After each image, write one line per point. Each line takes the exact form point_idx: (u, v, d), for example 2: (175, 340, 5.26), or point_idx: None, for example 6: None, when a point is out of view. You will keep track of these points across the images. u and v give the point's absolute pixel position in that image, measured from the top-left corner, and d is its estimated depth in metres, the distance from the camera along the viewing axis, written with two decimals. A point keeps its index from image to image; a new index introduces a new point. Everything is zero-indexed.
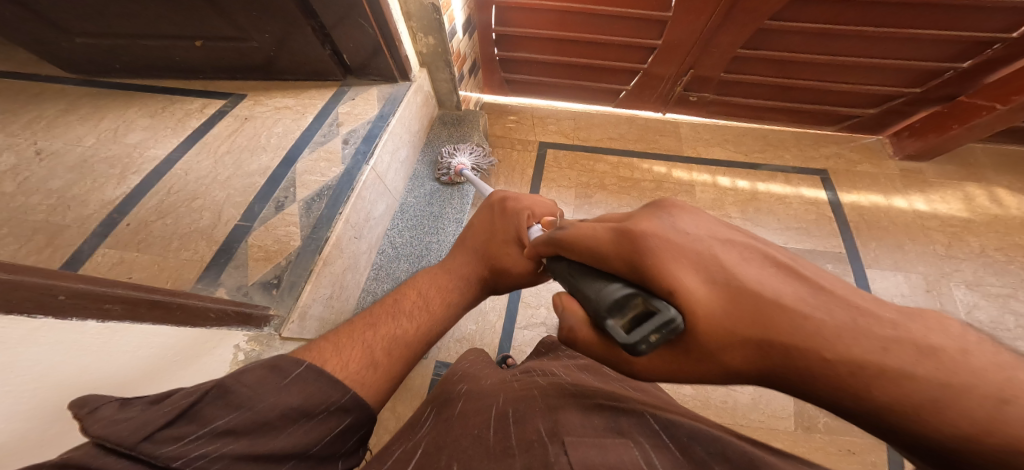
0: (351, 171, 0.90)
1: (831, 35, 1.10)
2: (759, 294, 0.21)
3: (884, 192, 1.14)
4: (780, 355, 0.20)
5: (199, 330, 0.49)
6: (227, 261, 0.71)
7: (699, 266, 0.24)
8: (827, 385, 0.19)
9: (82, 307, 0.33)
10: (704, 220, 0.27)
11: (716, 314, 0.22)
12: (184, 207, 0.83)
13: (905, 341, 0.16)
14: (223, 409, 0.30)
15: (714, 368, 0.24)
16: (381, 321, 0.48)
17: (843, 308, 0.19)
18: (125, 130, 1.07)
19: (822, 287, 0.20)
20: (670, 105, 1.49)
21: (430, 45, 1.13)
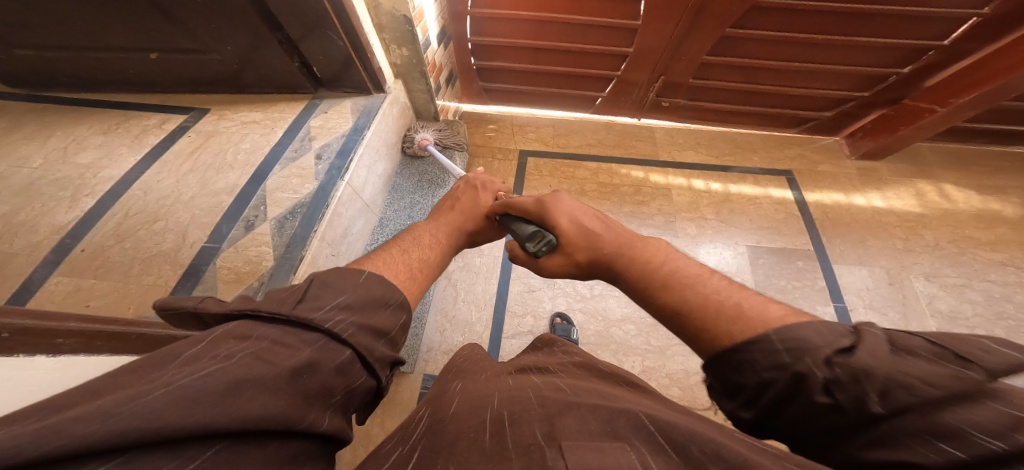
0: (326, 186, 0.88)
1: (785, 43, 1.18)
2: (587, 224, 0.45)
3: (845, 191, 1.21)
4: (592, 251, 0.43)
5: None
6: (194, 286, 0.68)
7: (570, 214, 0.47)
8: (609, 262, 0.41)
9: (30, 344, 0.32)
10: (575, 199, 0.50)
11: (571, 233, 0.45)
12: (144, 230, 0.78)
13: (625, 241, 0.42)
14: (332, 292, 0.31)
15: (574, 267, 0.46)
16: (412, 248, 0.48)
17: (614, 234, 0.43)
18: (77, 149, 1.01)
19: (612, 225, 0.45)
20: (645, 111, 1.54)
21: (404, 56, 1.13)
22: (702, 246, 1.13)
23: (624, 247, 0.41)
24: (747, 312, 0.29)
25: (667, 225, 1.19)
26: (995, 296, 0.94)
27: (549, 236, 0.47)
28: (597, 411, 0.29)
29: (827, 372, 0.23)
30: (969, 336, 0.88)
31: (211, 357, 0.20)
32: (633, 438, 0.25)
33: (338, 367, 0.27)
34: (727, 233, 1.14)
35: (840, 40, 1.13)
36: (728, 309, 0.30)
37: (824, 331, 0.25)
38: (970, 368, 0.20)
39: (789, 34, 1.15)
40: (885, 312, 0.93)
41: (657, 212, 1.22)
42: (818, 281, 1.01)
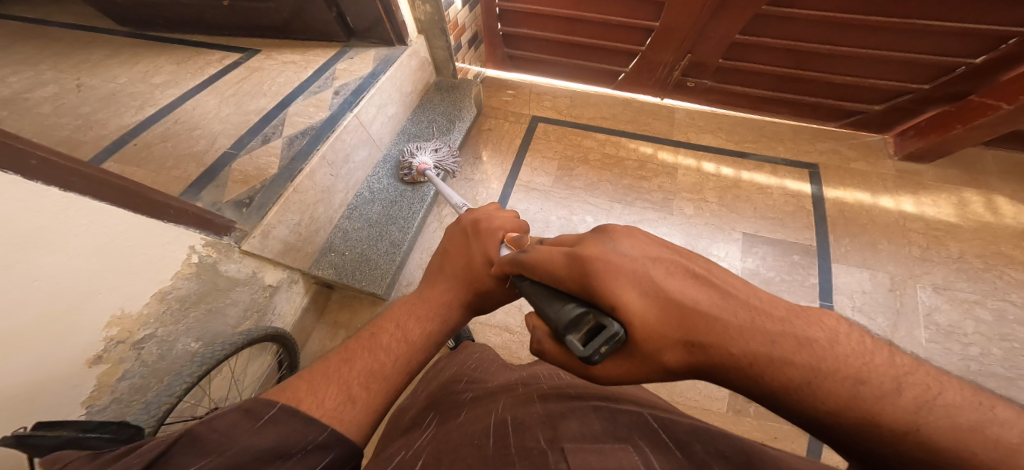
0: (335, 115, 0.96)
1: (832, 26, 1.10)
2: (686, 303, 0.24)
3: (872, 191, 1.10)
4: (720, 359, 0.22)
5: (158, 221, 0.55)
6: (209, 180, 0.80)
7: (637, 282, 0.27)
8: (777, 385, 0.20)
9: (50, 174, 0.42)
10: (638, 240, 0.31)
11: (649, 317, 0.25)
12: (185, 135, 0.92)
13: (797, 337, 0.20)
14: (197, 456, 0.28)
15: (656, 369, 0.26)
16: (357, 355, 0.39)
17: (738, 306, 0.23)
18: (152, 73, 1.18)
19: (739, 298, 0.23)
20: (668, 91, 1.48)
21: (427, 13, 1.17)
22: (696, 227, 1.09)
23: (812, 356, 0.19)
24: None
25: (664, 202, 1.16)
26: (1009, 318, 0.86)
27: (611, 324, 0.26)
28: (596, 424, 0.33)
29: None
30: (959, 352, 0.82)
31: None
32: (636, 447, 0.28)
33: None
34: (726, 218, 1.09)
35: (895, 25, 1.04)
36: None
37: None
38: None
39: (834, 15, 1.06)
40: (873, 316, 0.88)
41: (657, 188, 1.19)
42: (810, 278, 0.96)
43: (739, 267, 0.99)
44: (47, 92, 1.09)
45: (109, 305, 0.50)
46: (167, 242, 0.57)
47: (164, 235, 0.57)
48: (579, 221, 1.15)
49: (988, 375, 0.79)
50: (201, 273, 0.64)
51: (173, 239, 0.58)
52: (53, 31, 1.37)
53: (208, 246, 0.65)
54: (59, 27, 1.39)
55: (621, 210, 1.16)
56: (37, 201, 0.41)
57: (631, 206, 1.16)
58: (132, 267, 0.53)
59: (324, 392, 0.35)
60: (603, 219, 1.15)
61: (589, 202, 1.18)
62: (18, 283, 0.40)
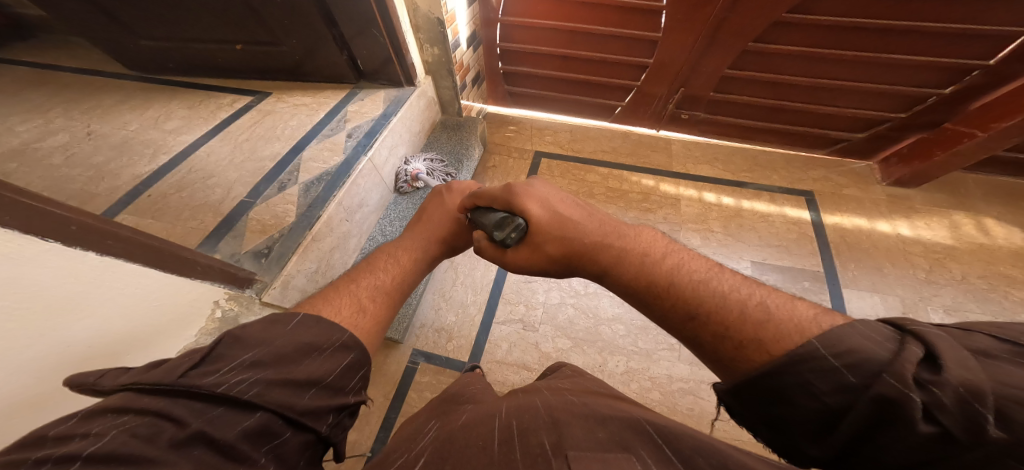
0: (350, 160, 0.98)
1: (812, 59, 1.18)
2: (570, 217, 0.43)
3: (869, 216, 1.15)
4: (574, 245, 0.42)
5: (187, 279, 0.55)
6: (227, 231, 0.80)
7: (545, 204, 0.45)
8: (608, 259, 0.40)
9: (84, 240, 0.41)
10: (552, 187, 0.49)
11: (545, 217, 0.44)
12: (200, 184, 0.92)
13: (614, 230, 0.42)
14: (242, 349, 0.31)
15: (543, 257, 0.45)
16: (360, 276, 0.49)
17: (597, 223, 0.43)
18: (164, 118, 1.20)
19: (598, 218, 0.44)
20: (663, 123, 1.56)
21: (435, 55, 1.23)
22: (704, 257, 1.11)
23: (618, 241, 0.40)
24: (770, 313, 0.29)
25: (671, 233, 1.18)
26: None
27: (518, 220, 0.44)
28: (604, 425, 0.31)
29: (924, 396, 0.20)
30: None
31: (72, 443, 0.21)
32: (639, 449, 0.27)
33: (244, 430, 0.26)
34: (733, 247, 1.12)
35: (869, 57, 1.13)
36: (752, 312, 0.29)
37: (872, 337, 0.24)
38: (910, 341, 0.23)
39: (813, 49, 1.15)
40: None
41: (663, 220, 1.22)
42: (823, 304, 0.97)
43: None
44: (59, 141, 1.10)
45: (129, 365, 0.50)
46: (193, 298, 0.57)
47: (188, 292, 0.56)
48: None
49: None
50: (222, 328, 0.64)
51: (198, 295, 0.58)
52: (64, 78, 1.40)
53: (230, 300, 0.64)
54: (70, 74, 1.41)
55: None
56: (77, 268, 0.40)
57: None
58: (158, 325, 0.52)
59: (340, 304, 0.42)
60: None
61: None
62: (51, 353, 0.39)
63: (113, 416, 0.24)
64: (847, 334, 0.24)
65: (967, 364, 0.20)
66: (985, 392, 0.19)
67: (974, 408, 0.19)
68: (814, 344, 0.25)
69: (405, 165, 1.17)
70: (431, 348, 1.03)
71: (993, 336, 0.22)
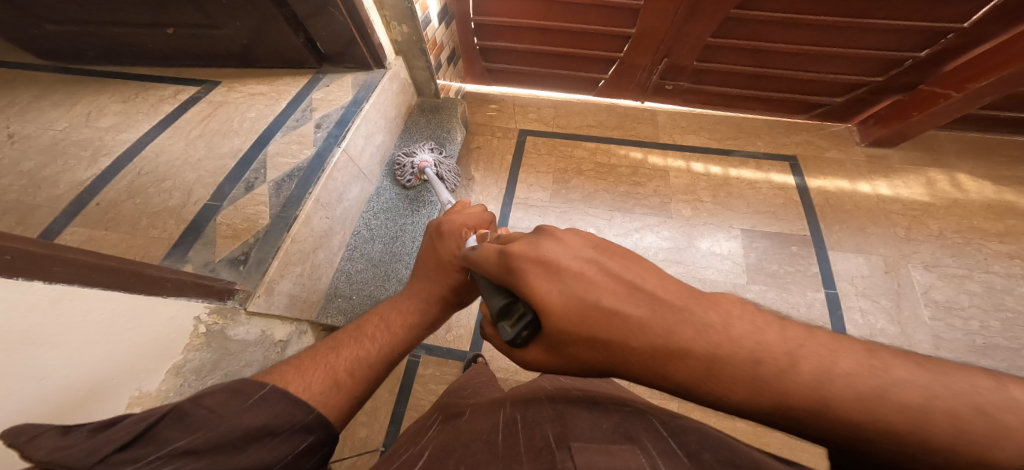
0: (323, 153, 0.91)
1: (796, 26, 1.16)
2: (599, 300, 0.26)
3: (850, 178, 1.18)
4: (621, 349, 0.25)
5: (158, 297, 0.50)
6: (194, 239, 0.73)
7: (550, 276, 0.29)
8: (680, 370, 0.23)
9: (26, 269, 0.36)
10: (572, 240, 0.31)
11: (563, 312, 0.28)
12: (154, 188, 0.83)
13: (692, 325, 0.22)
14: (182, 432, 0.29)
15: (567, 362, 0.30)
16: (344, 344, 0.45)
17: (646, 299, 0.25)
18: (98, 115, 1.03)
19: (647, 289, 0.25)
20: (648, 94, 1.52)
21: (405, 34, 1.13)
22: (696, 228, 1.11)
23: (706, 349, 0.22)
24: (994, 417, 0.16)
25: (662, 206, 1.17)
26: (995, 288, 0.94)
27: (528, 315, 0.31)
28: (602, 421, 0.34)
29: None
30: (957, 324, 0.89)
31: None
32: (639, 443, 0.29)
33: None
34: (723, 217, 1.12)
35: (851, 23, 1.11)
36: (982, 432, 0.16)
37: None
38: None
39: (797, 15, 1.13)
40: (877, 299, 0.93)
41: (653, 193, 1.21)
42: (811, 267, 1.00)
43: (744, 264, 1.02)
44: None
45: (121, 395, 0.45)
46: (172, 317, 0.52)
47: (164, 311, 0.51)
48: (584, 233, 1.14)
49: (994, 347, 0.87)
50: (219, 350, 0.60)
51: (175, 314, 0.53)
52: None
53: (214, 314, 0.60)
54: None
55: (621, 219, 1.17)
56: (24, 301, 0.35)
57: (631, 213, 1.17)
58: (139, 349, 0.47)
59: (313, 376, 0.39)
60: (605, 229, 1.15)
61: (590, 213, 1.18)
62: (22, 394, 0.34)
63: None
64: None
65: None
66: None
67: None
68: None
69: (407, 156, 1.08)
70: (431, 341, 1.01)
71: None
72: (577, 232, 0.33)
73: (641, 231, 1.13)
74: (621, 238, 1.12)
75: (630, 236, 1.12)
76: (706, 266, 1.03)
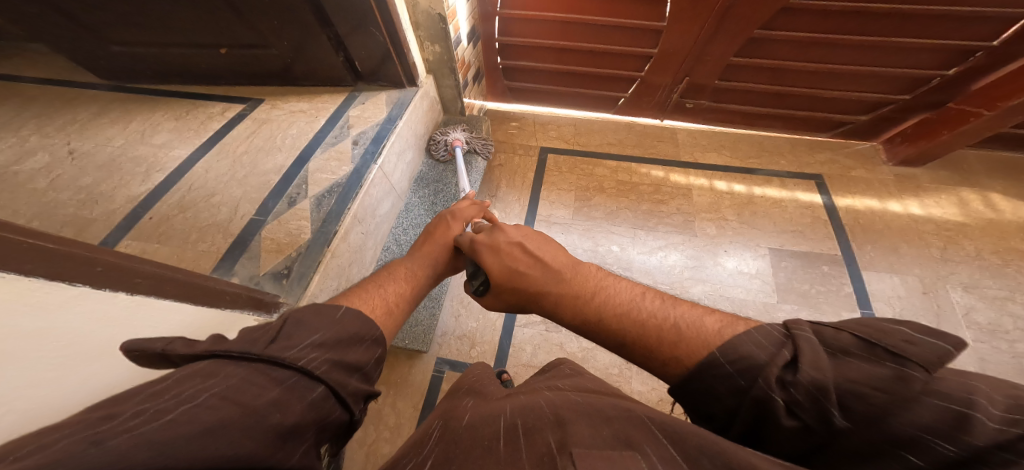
0: (360, 169, 0.94)
1: (816, 44, 1.18)
2: (517, 268, 0.46)
3: (879, 197, 1.17)
4: (527, 293, 0.45)
5: (214, 309, 0.52)
6: (241, 253, 0.76)
7: (501, 253, 0.49)
8: (553, 304, 0.43)
9: (113, 280, 0.38)
10: (512, 231, 0.51)
11: (499, 273, 0.47)
12: (203, 203, 0.87)
13: (558, 280, 0.43)
14: (305, 331, 0.33)
15: (504, 304, 0.49)
16: (385, 282, 0.51)
17: (542, 268, 0.45)
18: (150, 132, 1.10)
19: (542, 261, 0.45)
20: (667, 112, 1.55)
21: (436, 53, 1.19)
22: (722, 247, 1.11)
23: (563, 289, 0.42)
24: (682, 331, 0.34)
25: (686, 224, 1.17)
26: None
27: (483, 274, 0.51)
28: (610, 422, 0.29)
29: (785, 395, 0.26)
30: (1006, 350, 0.86)
31: (166, 396, 0.22)
32: (646, 447, 0.25)
33: (311, 402, 0.28)
34: (749, 235, 1.12)
35: (874, 41, 1.13)
36: (671, 337, 0.34)
37: (761, 342, 0.29)
38: (786, 345, 0.28)
39: (819, 35, 1.15)
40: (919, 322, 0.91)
41: (676, 211, 1.21)
42: (845, 288, 0.98)
43: (774, 284, 1.01)
44: (37, 163, 0.99)
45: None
46: (219, 329, 0.54)
47: (216, 322, 0.53)
48: (608, 249, 1.15)
49: None
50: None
51: (224, 326, 0.55)
52: (27, 91, 1.28)
53: None
54: (35, 86, 1.30)
55: (645, 236, 1.17)
56: (110, 310, 0.38)
57: (654, 231, 1.17)
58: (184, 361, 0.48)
59: (371, 303, 0.45)
60: (629, 246, 1.15)
61: (613, 230, 1.19)
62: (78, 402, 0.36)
63: (202, 379, 0.24)
64: (741, 343, 0.30)
65: (818, 364, 0.25)
66: (827, 386, 0.24)
67: (820, 400, 0.24)
68: (717, 353, 0.30)
69: (441, 134, 1.26)
70: (454, 356, 1.01)
71: (853, 333, 0.27)
72: (516, 226, 0.52)
73: (666, 248, 1.13)
74: (645, 256, 1.12)
75: (655, 254, 1.12)
76: (735, 285, 1.02)
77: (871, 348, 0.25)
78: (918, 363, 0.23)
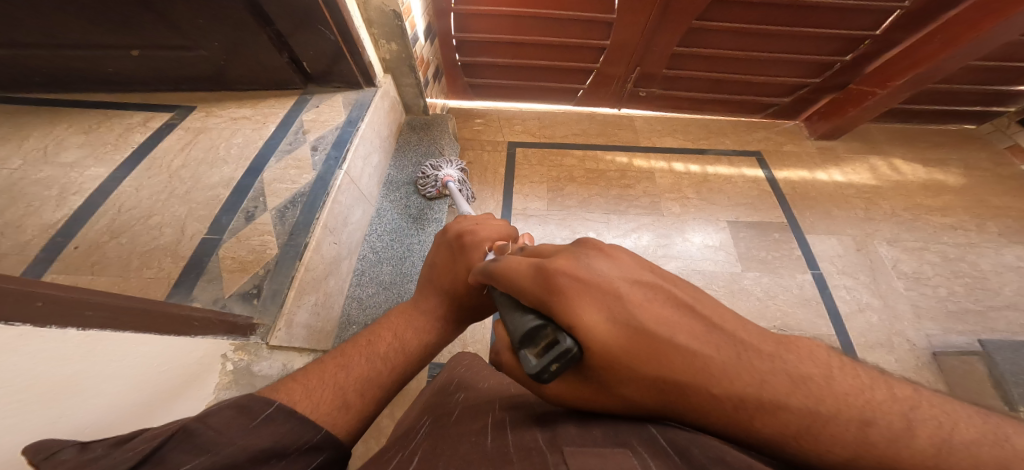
0: (324, 176, 0.89)
1: (745, 34, 1.32)
2: (660, 334, 0.22)
3: (809, 168, 1.33)
4: (696, 397, 0.20)
5: (186, 337, 0.48)
6: (198, 276, 0.69)
7: (606, 303, 0.24)
8: (781, 433, 0.17)
9: (60, 315, 0.32)
10: (618, 263, 0.27)
11: (613, 343, 0.23)
12: (140, 225, 0.77)
13: (787, 375, 0.18)
14: (188, 453, 0.25)
15: (616, 402, 0.24)
16: (353, 359, 0.41)
17: (724, 339, 0.20)
18: (57, 149, 0.94)
19: (714, 324, 0.21)
20: (623, 101, 1.63)
21: (393, 51, 1.15)
22: (687, 223, 1.20)
23: (810, 395, 0.17)
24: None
25: (653, 206, 1.25)
26: (950, 257, 1.10)
27: (559, 337, 0.24)
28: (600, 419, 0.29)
29: None
30: (916, 289, 1.03)
31: None
32: (638, 442, 0.23)
33: None
34: (708, 211, 1.22)
35: (792, 31, 1.28)
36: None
37: None
38: None
39: (746, 25, 1.28)
40: (857, 276, 1.05)
41: (643, 194, 1.29)
42: (794, 251, 1.11)
43: (735, 253, 1.11)
44: None
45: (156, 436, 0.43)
46: (194, 356, 0.49)
47: (188, 351, 0.48)
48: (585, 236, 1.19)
49: (965, 312, 1.00)
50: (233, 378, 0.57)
51: (200, 354, 0.51)
52: None
53: (237, 351, 0.58)
54: None
55: (617, 220, 1.23)
56: (61, 350, 0.32)
57: (625, 215, 1.24)
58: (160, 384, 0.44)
59: (322, 394, 0.35)
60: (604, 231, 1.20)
61: (588, 217, 1.23)
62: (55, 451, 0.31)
63: None
64: None
65: None
66: None
67: None
68: None
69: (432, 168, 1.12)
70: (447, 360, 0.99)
71: None
72: (621, 255, 0.29)
73: (638, 230, 1.19)
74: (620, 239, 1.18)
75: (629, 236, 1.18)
76: (704, 258, 1.11)
77: None
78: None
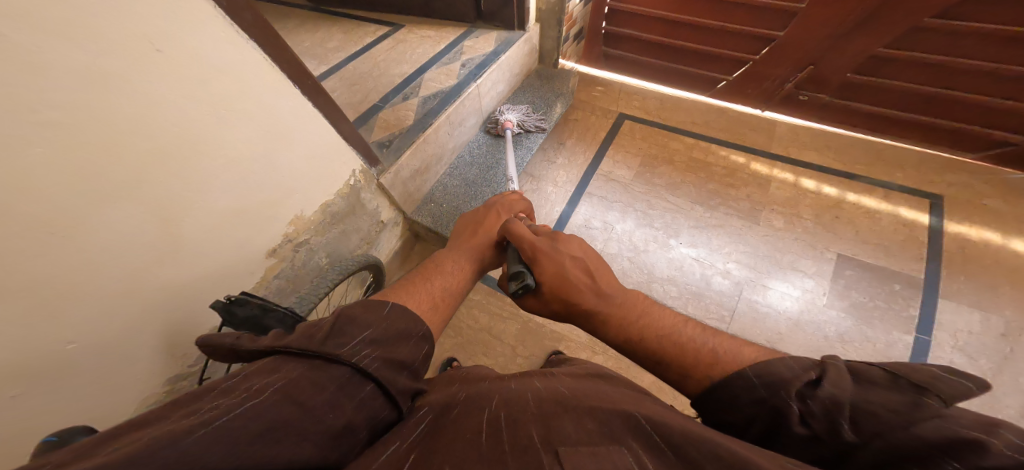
0: (462, 83, 1.10)
1: (993, 42, 1.01)
2: (570, 280, 0.44)
3: (1006, 232, 1.01)
4: (574, 304, 0.43)
5: (347, 144, 0.71)
6: (363, 123, 0.99)
7: (552, 265, 0.45)
8: (597, 321, 0.42)
9: (312, 92, 0.60)
10: (571, 244, 0.50)
11: (552, 280, 0.44)
12: (347, 89, 1.13)
13: (601, 295, 0.42)
14: (358, 328, 0.32)
15: (548, 310, 0.46)
16: (433, 276, 0.48)
17: (595, 288, 0.43)
18: (325, 39, 1.38)
19: (597, 284, 0.44)
20: (772, 102, 1.46)
21: (550, 3, 1.28)
22: (784, 241, 1.06)
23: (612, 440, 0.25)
24: (721, 357, 0.32)
25: (751, 212, 1.14)
26: None
27: (528, 278, 0.45)
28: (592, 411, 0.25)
29: (802, 406, 0.25)
30: None
31: (235, 393, 0.23)
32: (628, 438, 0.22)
33: (359, 401, 0.27)
34: (818, 237, 1.05)
35: None
36: (700, 358, 0.33)
37: (789, 363, 0.28)
38: (813, 368, 0.27)
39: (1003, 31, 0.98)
40: (977, 358, 0.82)
41: (745, 197, 1.17)
42: (910, 309, 0.90)
43: (830, 288, 0.96)
44: None
45: (296, 204, 0.66)
46: (342, 165, 0.72)
47: (341, 159, 0.71)
48: (660, 214, 1.17)
49: None
50: (350, 194, 0.78)
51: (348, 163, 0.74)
52: None
53: (360, 173, 0.78)
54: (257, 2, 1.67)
55: (702, 211, 1.16)
56: (297, 108, 0.58)
57: (713, 210, 1.16)
58: (318, 175, 0.68)
59: (417, 298, 0.43)
60: (682, 217, 1.15)
61: (670, 197, 1.20)
62: (260, 162, 0.55)
63: (266, 375, 0.25)
64: (772, 363, 0.28)
65: (840, 382, 0.25)
66: (843, 401, 0.24)
67: (833, 412, 0.23)
68: (750, 373, 0.29)
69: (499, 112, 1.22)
70: None
71: (887, 369, 0.25)
72: (576, 242, 0.51)
73: (717, 226, 1.12)
74: (695, 231, 1.11)
75: (705, 232, 1.11)
76: (783, 278, 0.99)
77: (892, 377, 0.24)
78: (941, 396, 0.22)
